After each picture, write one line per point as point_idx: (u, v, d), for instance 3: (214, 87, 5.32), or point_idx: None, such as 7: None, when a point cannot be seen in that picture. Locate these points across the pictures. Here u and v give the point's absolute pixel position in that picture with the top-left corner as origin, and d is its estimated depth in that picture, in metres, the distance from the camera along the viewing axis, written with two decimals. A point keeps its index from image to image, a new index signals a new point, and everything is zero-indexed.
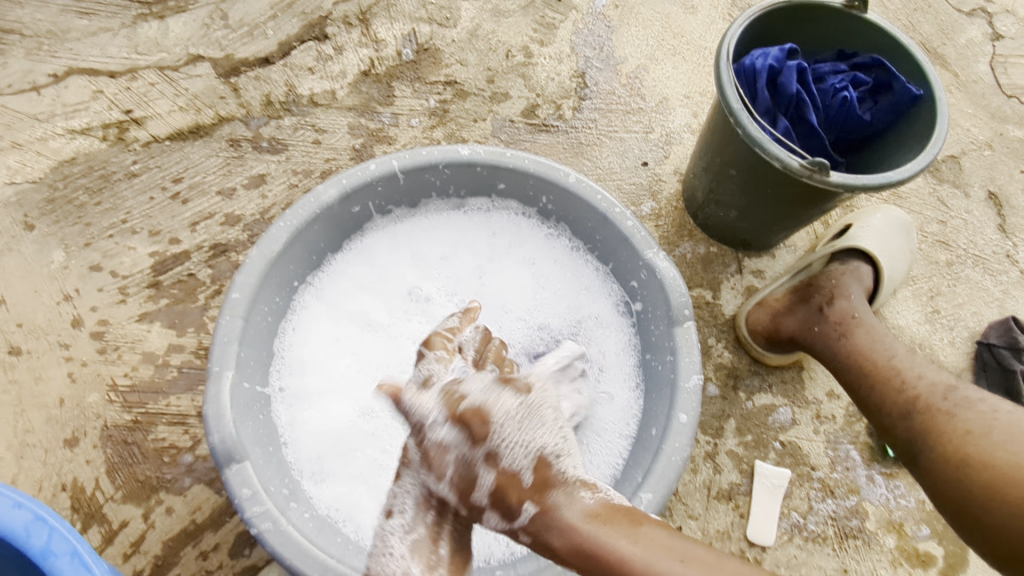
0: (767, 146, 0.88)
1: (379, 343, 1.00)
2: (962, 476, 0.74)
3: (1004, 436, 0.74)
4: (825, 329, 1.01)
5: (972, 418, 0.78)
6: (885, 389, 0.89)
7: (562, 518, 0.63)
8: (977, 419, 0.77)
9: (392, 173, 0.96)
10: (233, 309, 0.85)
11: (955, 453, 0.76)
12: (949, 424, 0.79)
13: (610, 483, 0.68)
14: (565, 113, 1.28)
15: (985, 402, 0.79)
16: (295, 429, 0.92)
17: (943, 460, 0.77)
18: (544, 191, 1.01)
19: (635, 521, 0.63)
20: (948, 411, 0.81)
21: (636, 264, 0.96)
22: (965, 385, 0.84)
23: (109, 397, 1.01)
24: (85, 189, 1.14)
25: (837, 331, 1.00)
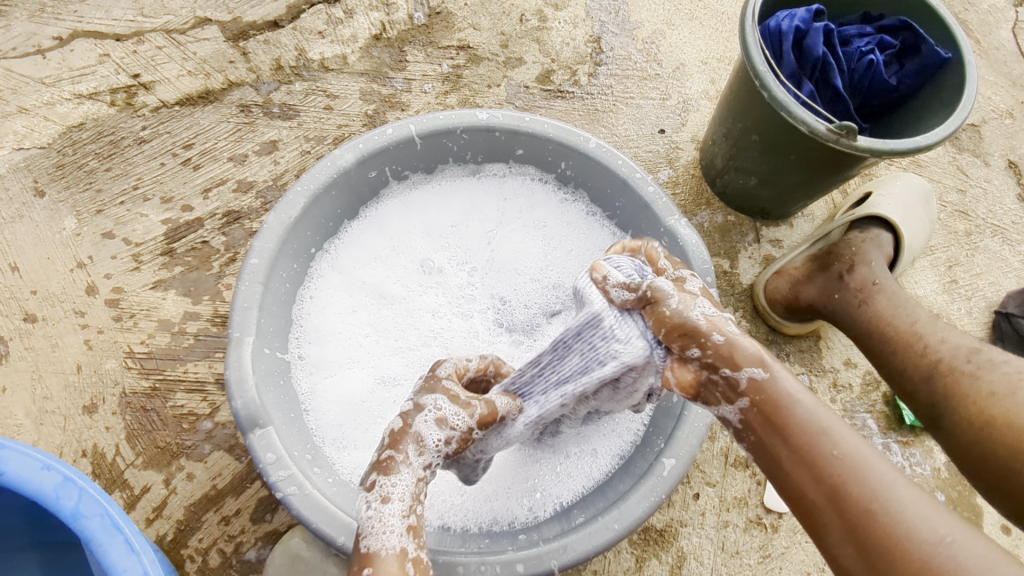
0: (792, 110, 0.86)
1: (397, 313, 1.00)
2: (987, 438, 0.73)
3: None
4: (846, 296, 1.00)
5: (996, 379, 0.77)
6: (906, 355, 0.89)
7: (815, 410, 0.57)
8: (1003, 380, 0.76)
9: (409, 138, 0.94)
10: (252, 275, 0.85)
11: (979, 415, 0.76)
12: (972, 386, 0.78)
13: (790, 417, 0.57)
14: (581, 80, 1.26)
15: (1009, 362, 0.78)
16: (317, 397, 0.92)
17: (966, 421, 0.77)
18: (562, 157, 0.99)
19: (835, 450, 0.55)
20: (971, 373, 0.79)
21: (657, 230, 0.95)
22: (990, 347, 0.82)
23: (126, 364, 1.01)
24: (95, 155, 1.12)
25: (856, 297, 0.99)
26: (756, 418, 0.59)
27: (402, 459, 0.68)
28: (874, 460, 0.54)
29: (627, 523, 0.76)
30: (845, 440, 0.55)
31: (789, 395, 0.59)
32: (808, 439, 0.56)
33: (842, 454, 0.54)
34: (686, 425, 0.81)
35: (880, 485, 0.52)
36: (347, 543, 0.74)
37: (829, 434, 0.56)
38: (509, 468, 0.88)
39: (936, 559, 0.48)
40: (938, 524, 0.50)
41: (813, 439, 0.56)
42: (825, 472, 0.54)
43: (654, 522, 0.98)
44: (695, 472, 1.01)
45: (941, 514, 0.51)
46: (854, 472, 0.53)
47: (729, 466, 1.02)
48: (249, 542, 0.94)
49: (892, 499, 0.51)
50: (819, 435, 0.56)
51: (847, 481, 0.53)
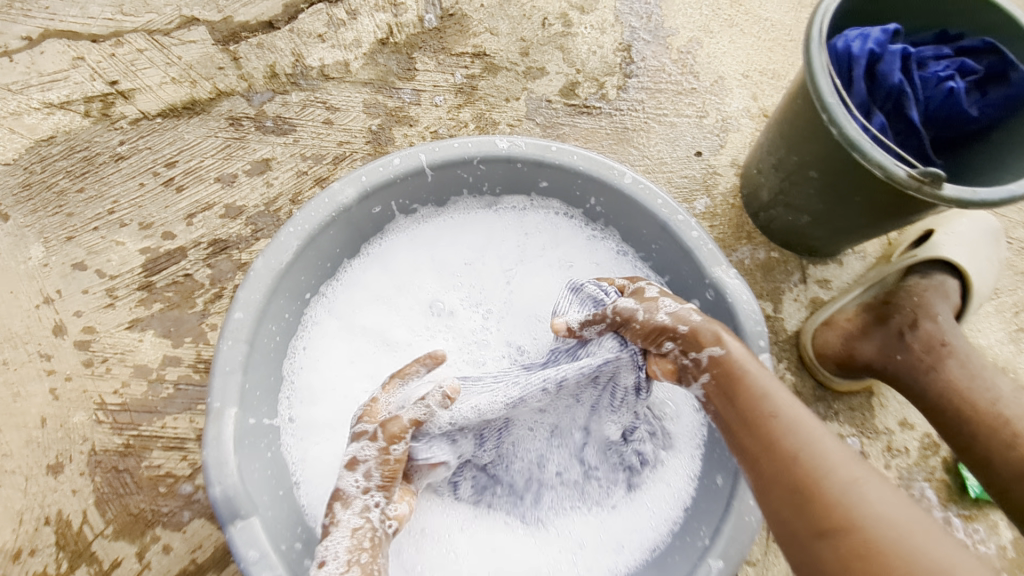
0: (868, 150, 0.73)
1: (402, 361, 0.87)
2: None
3: None
4: (909, 357, 0.89)
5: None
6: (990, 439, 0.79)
7: (778, 391, 0.62)
8: None
9: (419, 169, 0.82)
10: (236, 333, 0.74)
11: None
12: None
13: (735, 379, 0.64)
14: (609, 93, 1.13)
15: None
16: (308, 463, 0.80)
17: None
18: (593, 191, 0.87)
19: (769, 410, 0.60)
20: None
21: (700, 281, 0.83)
22: None
23: (97, 418, 0.90)
24: (66, 174, 1.00)
25: (923, 360, 0.88)
26: (716, 390, 0.65)
27: (332, 520, 0.68)
28: (821, 435, 0.57)
29: None
30: (793, 410, 0.60)
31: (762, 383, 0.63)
32: (756, 400, 0.61)
33: (787, 419, 0.59)
34: (736, 517, 0.72)
35: (804, 436, 0.57)
36: None
37: (772, 399, 0.61)
38: (521, 552, 0.79)
39: (847, 492, 0.52)
40: (852, 468, 0.54)
41: (759, 400, 0.61)
42: (766, 429, 0.59)
43: None
44: None
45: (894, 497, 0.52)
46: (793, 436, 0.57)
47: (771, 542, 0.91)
48: None
49: (819, 449, 0.56)
50: (762, 400, 0.61)
51: (785, 438, 0.58)
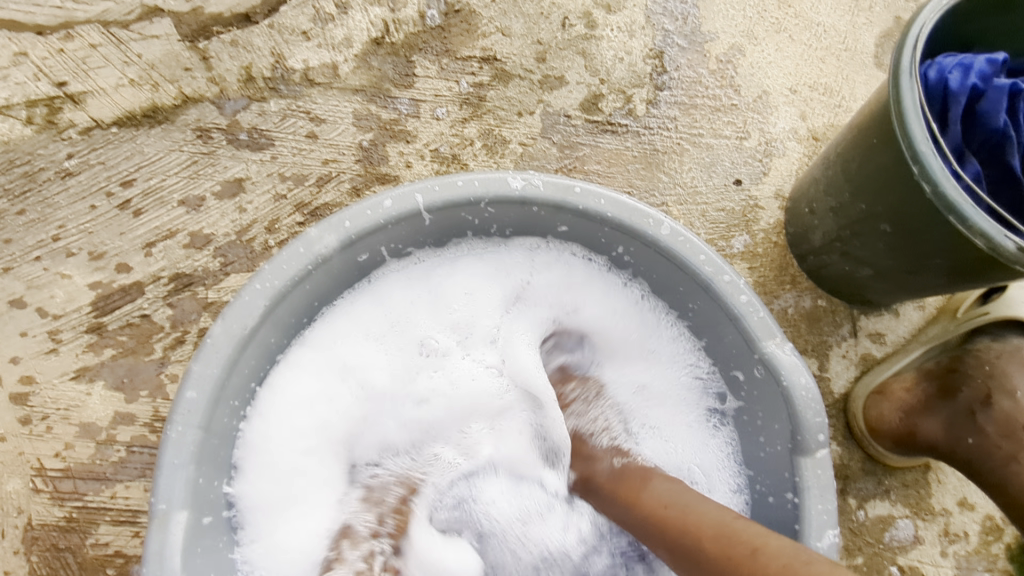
0: (969, 214, 0.60)
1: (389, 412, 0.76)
2: None
3: None
4: (982, 443, 0.76)
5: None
6: None
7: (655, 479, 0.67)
8: None
9: (416, 212, 0.68)
10: (187, 417, 0.60)
11: None
12: None
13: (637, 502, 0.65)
14: (636, 109, 0.98)
15: None
16: (268, 544, 0.68)
17: None
18: (621, 241, 0.73)
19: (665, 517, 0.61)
20: None
21: (748, 355, 0.70)
22: None
23: (34, 486, 0.77)
24: (4, 193, 0.86)
25: (1001, 447, 0.75)
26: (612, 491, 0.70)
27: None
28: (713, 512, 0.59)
29: None
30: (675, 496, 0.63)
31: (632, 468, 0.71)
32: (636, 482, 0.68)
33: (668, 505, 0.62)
34: None
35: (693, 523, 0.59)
36: None
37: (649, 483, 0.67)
38: None
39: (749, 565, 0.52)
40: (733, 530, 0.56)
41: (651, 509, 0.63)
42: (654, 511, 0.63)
43: None
44: None
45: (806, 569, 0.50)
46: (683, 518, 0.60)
47: None
48: None
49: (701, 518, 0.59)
50: (641, 483, 0.67)
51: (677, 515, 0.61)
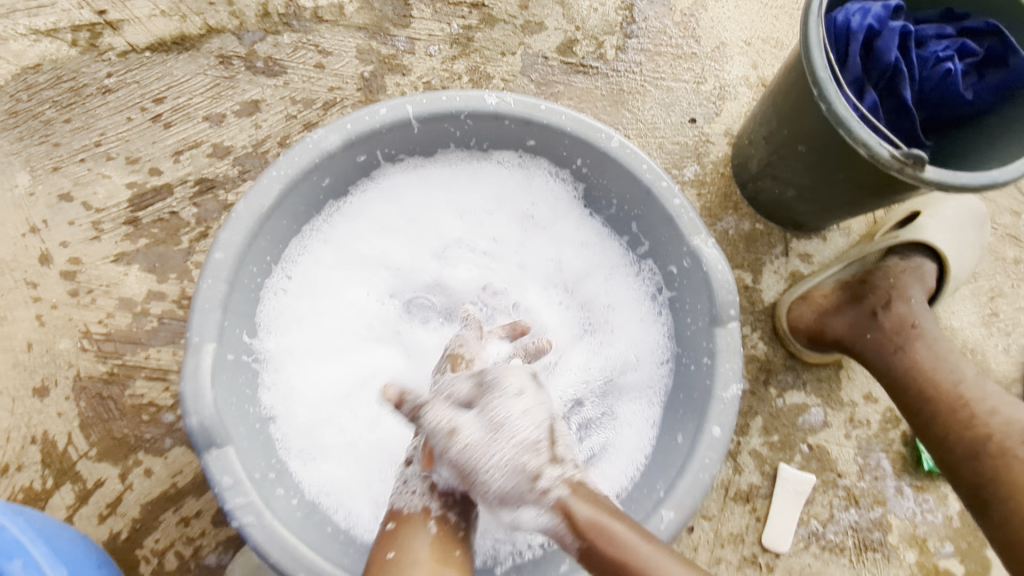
0: (853, 128, 0.73)
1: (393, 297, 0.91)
2: None
3: None
4: (879, 337, 0.90)
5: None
6: None
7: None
8: None
9: (404, 120, 0.82)
10: (216, 272, 0.74)
11: None
12: None
13: None
14: (607, 53, 1.11)
15: None
16: (286, 385, 0.83)
17: None
18: (580, 153, 0.87)
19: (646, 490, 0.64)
20: None
21: (679, 249, 0.84)
22: None
23: (82, 346, 0.92)
24: (53, 103, 1.00)
25: (892, 342, 0.89)
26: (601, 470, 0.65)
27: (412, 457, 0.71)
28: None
29: None
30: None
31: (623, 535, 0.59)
32: None
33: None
34: (689, 475, 0.75)
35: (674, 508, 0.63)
36: None
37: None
38: None
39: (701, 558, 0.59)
40: None
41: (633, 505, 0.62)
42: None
43: None
44: None
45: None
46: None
47: (728, 500, 0.97)
48: (209, 546, 0.90)
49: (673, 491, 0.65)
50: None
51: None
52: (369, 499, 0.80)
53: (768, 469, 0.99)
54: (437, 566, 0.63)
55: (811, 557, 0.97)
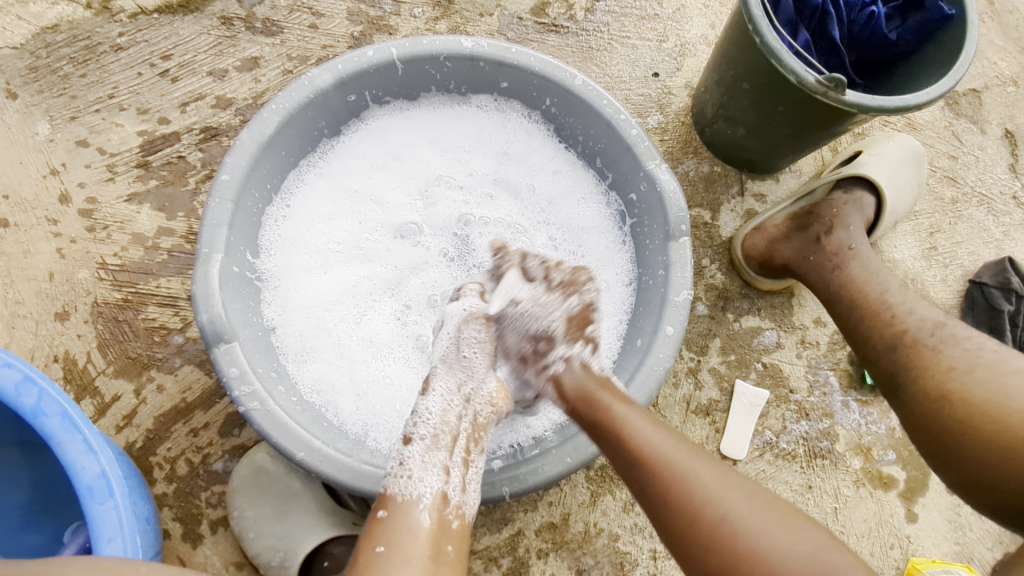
0: (783, 57, 0.84)
1: (379, 225, 0.99)
2: (941, 412, 0.72)
3: (987, 374, 0.71)
4: (820, 259, 1.00)
5: (957, 355, 0.75)
6: (873, 321, 0.87)
7: (641, 427, 0.68)
8: (962, 356, 0.75)
9: (390, 62, 0.92)
10: (223, 192, 0.83)
11: (936, 387, 0.74)
12: (933, 359, 0.77)
13: (610, 426, 0.69)
14: (577, 14, 1.21)
15: (972, 338, 0.76)
16: (285, 301, 0.93)
17: (922, 395, 0.75)
18: (548, 93, 0.97)
19: (641, 449, 0.67)
20: (934, 347, 0.78)
21: (637, 175, 0.93)
22: (955, 321, 0.81)
23: (99, 275, 1.01)
24: (70, 60, 1.09)
25: (831, 261, 0.98)
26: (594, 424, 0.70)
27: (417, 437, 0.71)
28: (687, 459, 0.66)
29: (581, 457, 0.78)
30: (661, 446, 0.67)
31: (610, 400, 0.71)
32: (621, 435, 0.68)
33: (672, 469, 0.65)
34: (648, 367, 0.82)
35: (677, 470, 0.65)
36: (306, 458, 0.76)
37: (630, 427, 0.68)
38: None
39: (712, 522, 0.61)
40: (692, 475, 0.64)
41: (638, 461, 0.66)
42: (650, 466, 0.66)
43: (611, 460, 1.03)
44: (656, 416, 1.06)
45: (738, 488, 0.64)
46: (669, 478, 0.64)
47: (689, 413, 1.06)
48: (216, 454, 0.97)
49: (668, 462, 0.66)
50: (627, 426, 0.68)
51: (671, 473, 0.65)
52: (352, 396, 0.89)
53: (726, 386, 1.08)
54: (433, 564, 0.61)
55: (766, 464, 1.05)
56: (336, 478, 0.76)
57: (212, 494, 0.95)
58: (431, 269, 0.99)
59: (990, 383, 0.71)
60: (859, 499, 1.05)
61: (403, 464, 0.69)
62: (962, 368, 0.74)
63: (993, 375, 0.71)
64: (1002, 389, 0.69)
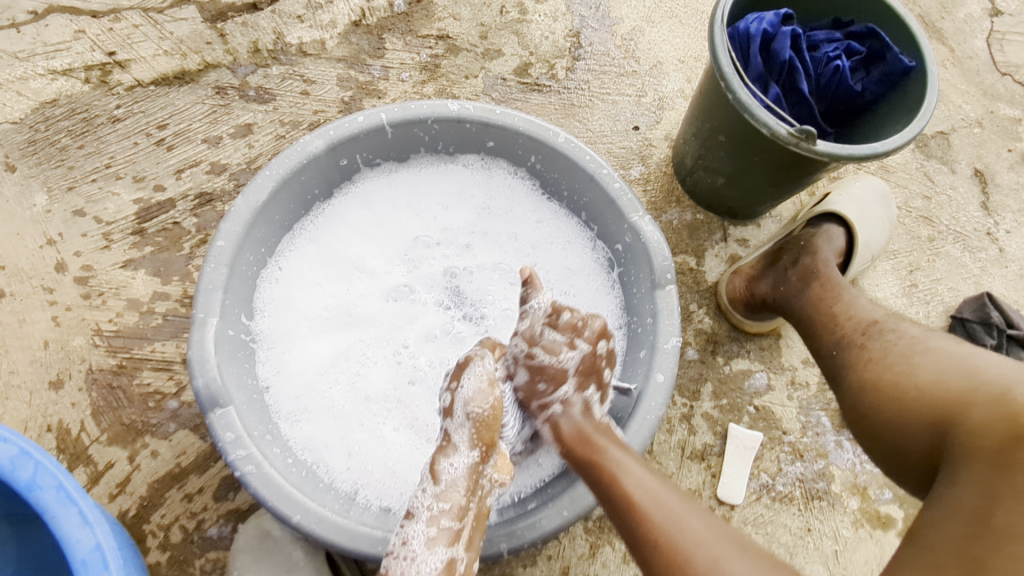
0: (755, 112, 0.88)
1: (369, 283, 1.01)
2: (859, 399, 0.78)
3: (897, 358, 0.77)
4: (790, 287, 1.02)
5: (877, 347, 0.81)
6: (822, 332, 0.92)
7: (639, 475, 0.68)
8: (881, 347, 0.81)
9: (380, 126, 0.95)
10: (218, 257, 0.85)
11: (857, 379, 0.80)
12: (859, 353, 0.83)
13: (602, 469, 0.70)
14: (558, 74, 1.27)
15: (896, 330, 0.82)
16: (279, 362, 0.93)
17: (847, 387, 0.81)
18: (533, 150, 1.00)
19: (634, 496, 0.65)
20: (862, 343, 0.84)
21: (622, 226, 0.96)
22: (888, 318, 0.86)
23: (94, 342, 1.02)
24: (68, 132, 1.12)
25: (798, 287, 1.01)
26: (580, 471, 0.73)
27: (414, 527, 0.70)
28: (676, 507, 0.63)
29: (577, 510, 0.77)
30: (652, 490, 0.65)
31: (605, 444, 0.73)
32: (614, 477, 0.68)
33: (658, 517, 0.62)
34: (638, 416, 0.83)
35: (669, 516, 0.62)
36: (302, 521, 0.75)
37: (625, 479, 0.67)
38: None
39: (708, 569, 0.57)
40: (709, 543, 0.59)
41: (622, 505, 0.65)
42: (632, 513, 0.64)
43: (609, 511, 1.03)
44: (651, 463, 1.06)
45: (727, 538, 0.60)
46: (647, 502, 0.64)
47: (685, 458, 1.06)
48: (211, 519, 0.96)
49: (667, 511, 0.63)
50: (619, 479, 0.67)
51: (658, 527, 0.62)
52: (345, 452, 0.89)
53: (720, 430, 1.08)
54: None
55: (763, 508, 1.05)
56: (333, 540, 0.75)
57: (207, 561, 0.94)
58: (425, 321, 1.00)
59: (897, 366, 0.76)
60: (858, 541, 1.04)
61: (405, 543, 0.69)
62: (878, 356, 0.79)
63: (901, 357, 0.77)
64: (904, 368, 0.75)
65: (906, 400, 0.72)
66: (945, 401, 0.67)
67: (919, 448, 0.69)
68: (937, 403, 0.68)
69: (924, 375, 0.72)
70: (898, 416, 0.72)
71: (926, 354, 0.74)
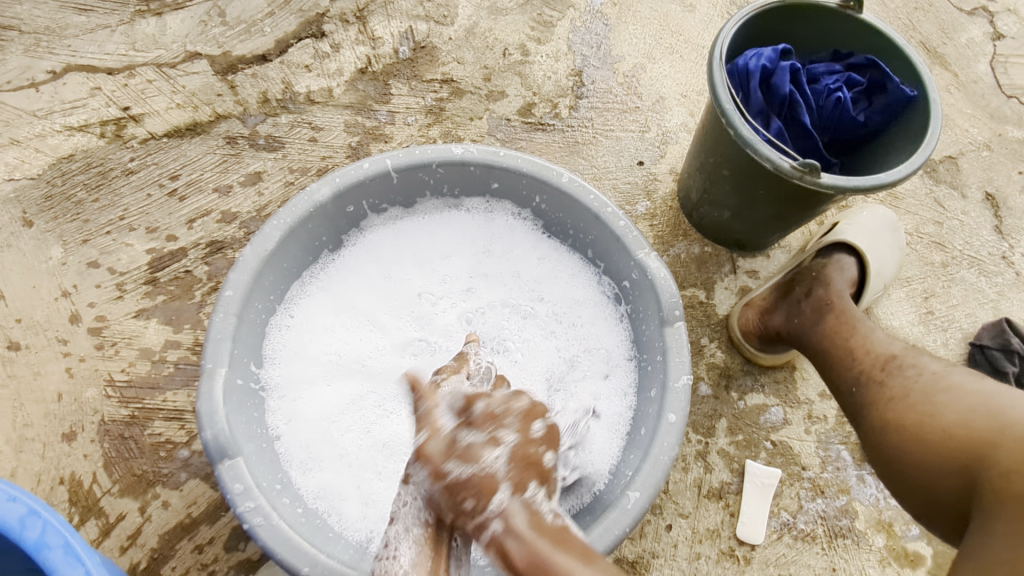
0: (757, 147, 0.88)
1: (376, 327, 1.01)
2: (885, 439, 0.79)
3: (919, 397, 0.78)
4: (805, 320, 1.00)
5: (897, 384, 0.81)
6: (841, 365, 0.91)
7: None
8: (900, 384, 0.81)
9: (386, 172, 0.96)
10: (227, 307, 0.85)
11: (880, 419, 0.81)
12: (880, 391, 0.83)
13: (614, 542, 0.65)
14: (562, 112, 1.28)
15: (914, 366, 0.83)
16: (288, 411, 0.93)
17: (870, 427, 0.82)
18: (537, 191, 1.01)
19: None
20: (881, 381, 0.84)
21: (628, 263, 0.95)
22: (906, 353, 0.86)
23: (106, 392, 1.03)
24: (83, 186, 1.15)
25: (814, 320, 0.99)
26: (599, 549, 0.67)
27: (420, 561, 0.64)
28: None
29: None
30: None
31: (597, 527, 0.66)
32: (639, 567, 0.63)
33: None
34: (652, 458, 0.81)
35: None
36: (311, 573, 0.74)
37: None
38: None
39: None
40: None
41: None
42: None
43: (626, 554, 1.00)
44: (668, 503, 1.03)
45: None
46: None
47: (702, 497, 1.04)
48: (222, 571, 0.95)
49: None
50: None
51: None
52: (357, 500, 0.88)
53: (737, 467, 1.06)
54: None
55: (785, 547, 1.02)
56: None
57: None
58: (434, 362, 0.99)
59: (920, 405, 0.77)
60: None
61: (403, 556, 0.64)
62: (899, 396, 0.80)
63: (923, 397, 0.77)
64: (928, 409, 0.76)
65: (935, 444, 0.73)
66: (976, 446, 0.68)
67: (948, 488, 0.70)
68: (966, 446, 0.69)
69: (949, 417, 0.73)
70: (927, 459, 0.73)
71: (950, 393, 0.75)
